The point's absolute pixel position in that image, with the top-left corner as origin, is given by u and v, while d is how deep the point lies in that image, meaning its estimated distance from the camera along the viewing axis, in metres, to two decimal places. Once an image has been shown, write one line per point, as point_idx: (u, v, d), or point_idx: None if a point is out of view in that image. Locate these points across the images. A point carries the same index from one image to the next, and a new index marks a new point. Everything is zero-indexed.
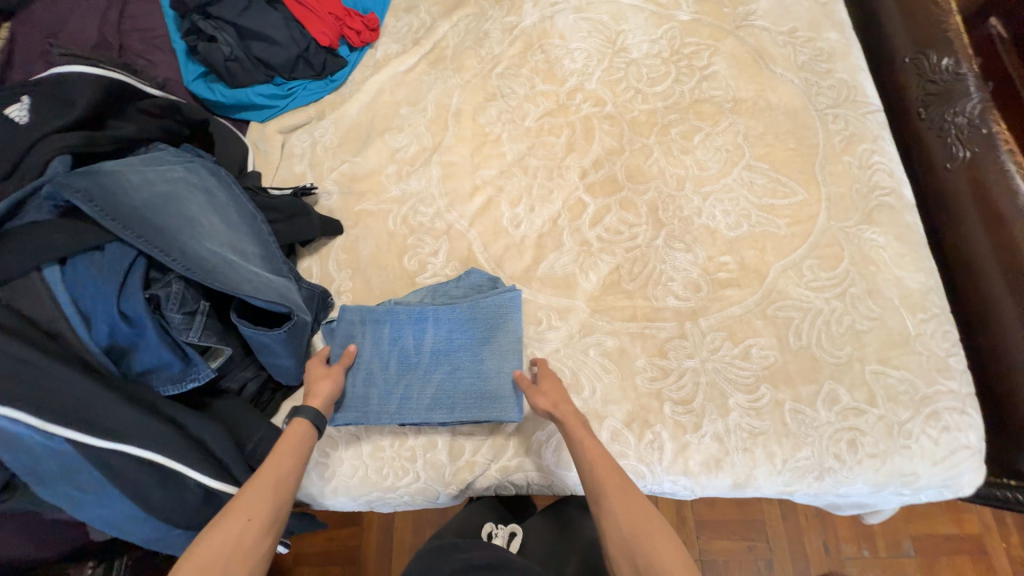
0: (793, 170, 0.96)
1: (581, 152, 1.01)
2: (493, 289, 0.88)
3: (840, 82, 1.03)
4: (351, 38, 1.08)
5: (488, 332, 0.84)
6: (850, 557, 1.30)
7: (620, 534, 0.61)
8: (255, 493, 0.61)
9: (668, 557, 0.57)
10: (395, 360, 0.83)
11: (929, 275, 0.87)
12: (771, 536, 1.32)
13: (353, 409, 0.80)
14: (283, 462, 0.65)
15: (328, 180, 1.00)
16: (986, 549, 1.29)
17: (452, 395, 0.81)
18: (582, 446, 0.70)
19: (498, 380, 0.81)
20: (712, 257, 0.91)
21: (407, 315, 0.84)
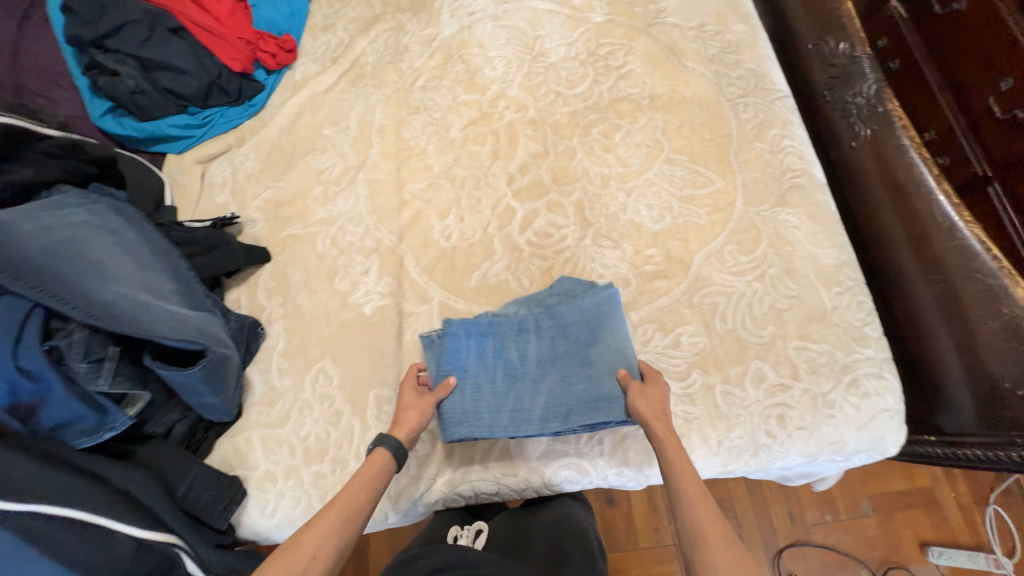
0: (710, 161, 0.99)
1: (507, 158, 1.02)
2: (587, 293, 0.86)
3: (748, 71, 1.07)
4: (266, 61, 1.07)
5: (591, 333, 0.80)
6: (814, 523, 1.35)
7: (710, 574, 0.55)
8: (320, 529, 0.59)
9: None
10: (501, 372, 0.79)
11: (842, 250, 0.92)
12: (740, 512, 1.36)
13: (464, 425, 0.75)
14: (354, 500, 0.63)
15: (252, 208, 0.97)
16: (937, 501, 1.37)
17: (565, 401, 0.76)
18: (678, 472, 0.64)
19: (610, 381, 0.76)
20: (639, 251, 0.93)
21: (509, 327, 0.82)
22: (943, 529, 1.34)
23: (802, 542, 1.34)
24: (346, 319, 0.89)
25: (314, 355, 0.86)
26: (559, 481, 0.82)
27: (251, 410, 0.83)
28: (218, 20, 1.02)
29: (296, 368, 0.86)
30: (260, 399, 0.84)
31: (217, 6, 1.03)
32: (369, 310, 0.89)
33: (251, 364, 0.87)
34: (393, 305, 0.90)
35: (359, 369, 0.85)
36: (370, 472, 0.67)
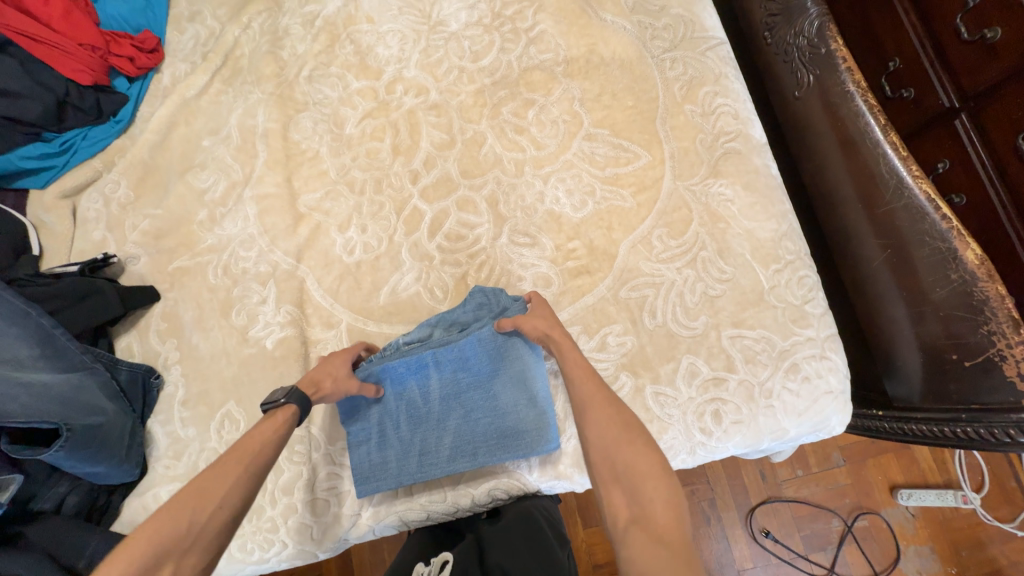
0: (634, 132, 0.88)
1: (409, 154, 0.91)
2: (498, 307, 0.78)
3: (675, 18, 0.93)
4: (124, 68, 0.93)
5: (493, 365, 0.75)
6: (787, 482, 1.25)
7: (598, 441, 0.56)
8: (224, 477, 0.54)
9: (641, 459, 0.53)
10: (404, 415, 0.76)
11: (780, 221, 0.83)
12: (710, 477, 1.25)
13: (371, 478, 0.74)
14: (261, 449, 0.59)
15: (131, 242, 0.88)
16: (908, 447, 1.27)
17: (472, 440, 0.74)
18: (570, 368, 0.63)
19: (517, 415, 0.74)
20: (560, 245, 0.84)
21: (406, 366, 0.75)
22: (914, 472, 1.25)
23: (775, 499, 1.24)
24: (246, 356, 0.82)
25: (217, 399, 0.80)
26: (490, 500, 0.78)
27: (157, 465, 0.78)
28: (50, 27, 0.87)
29: (199, 415, 0.80)
30: (165, 452, 0.79)
31: (45, 9, 0.87)
32: (271, 344, 0.82)
33: (152, 416, 0.81)
34: (296, 335, 0.82)
35: None
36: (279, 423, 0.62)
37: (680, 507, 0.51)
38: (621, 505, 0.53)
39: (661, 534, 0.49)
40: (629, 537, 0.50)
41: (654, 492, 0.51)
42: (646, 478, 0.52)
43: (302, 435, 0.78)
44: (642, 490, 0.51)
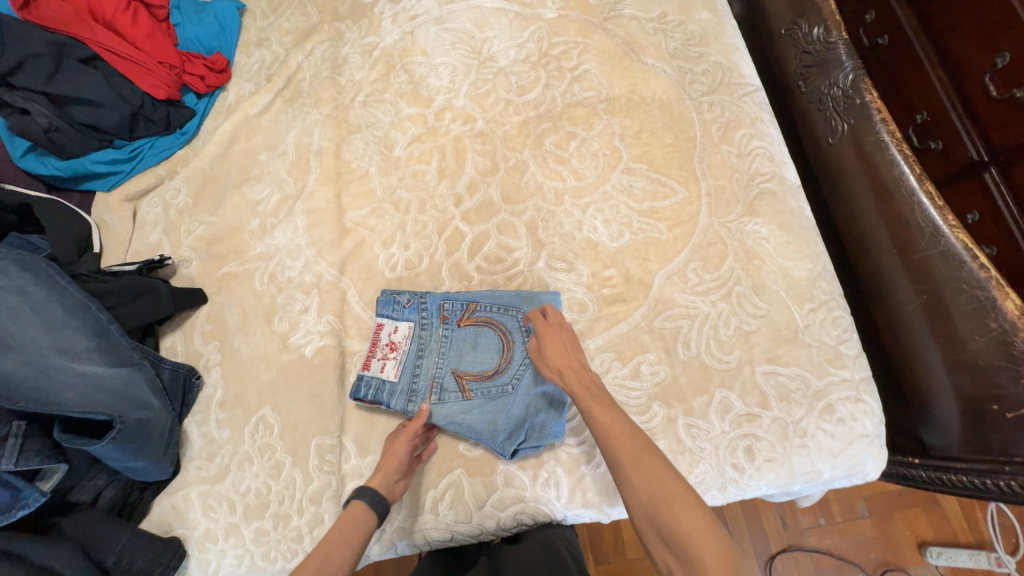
0: (672, 168, 0.91)
1: (453, 177, 0.95)
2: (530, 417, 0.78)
3: (714, 65, 0.98)
4: (195, 84, 1.00)
5: None
6: (808, 529, 1.21)
7: (642, 504, 0.55)
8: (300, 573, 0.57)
9: (688, 521, 0.52)
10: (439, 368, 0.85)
11: (815, 261, 0.84)
12: (729, 520, 1.21)
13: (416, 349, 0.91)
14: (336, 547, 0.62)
15: (185, 246, 0.92)
16: (936, 500, 1.23)
17: None
18: (595, 420, 0.62)
19: None
20: (596, 272, 0.86)
21: None
22: (943, 529, 1.20)
23: (795, 547, 1.19)
24: (285, 363, 0.84)
25: (254, 403, 0.82)
26: (515, 525, 0.77)
27: (190, 465, 0.79)
28: (135, 45, 0.96)
29: (235, 418, 0.81)
30: (199, 453, 0.80)
31: (133, 29, 0.96)
32: (309, 352, 0.84)
33: (188, 416, 0.82)
34: (334, 345, 0.84)
35: (300, 417, 0.80)
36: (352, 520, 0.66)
37: (736, 562, 0.50)
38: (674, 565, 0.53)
39: None
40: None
41: (705, 552, 0.50)
42: (696, 539, 0.51)
43: (334, 445, 0.79)
44: (692, 551, 0.51)
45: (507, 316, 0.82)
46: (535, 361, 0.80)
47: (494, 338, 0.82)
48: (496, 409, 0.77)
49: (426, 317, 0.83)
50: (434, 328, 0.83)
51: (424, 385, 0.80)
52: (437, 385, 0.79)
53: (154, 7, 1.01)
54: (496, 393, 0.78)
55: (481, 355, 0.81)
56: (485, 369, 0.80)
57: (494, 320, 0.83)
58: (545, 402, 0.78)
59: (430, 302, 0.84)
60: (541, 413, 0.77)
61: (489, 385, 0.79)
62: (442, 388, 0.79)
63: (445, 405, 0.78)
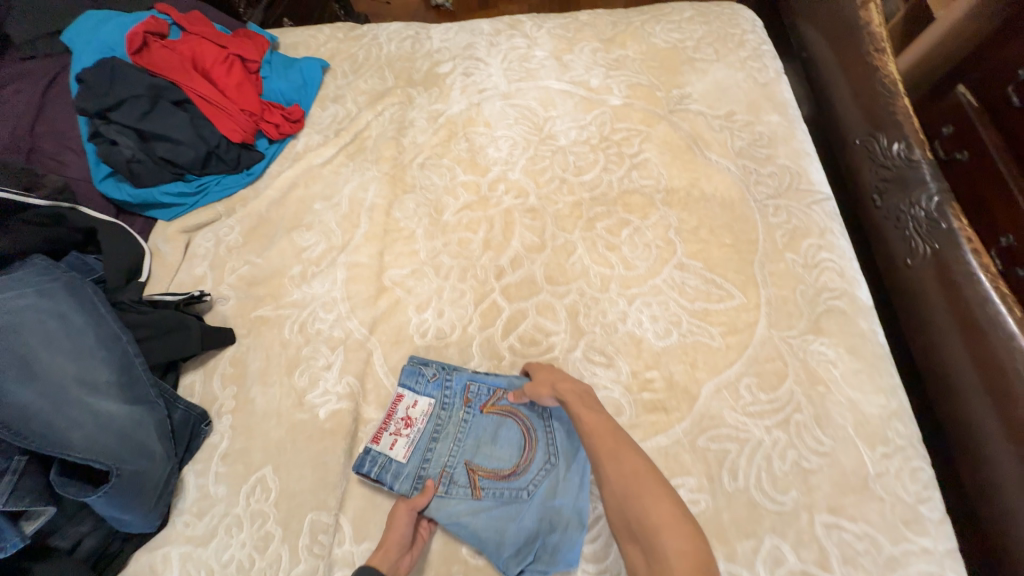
0: (729, 270, 0.86)
1: (498, 249, 0.93)
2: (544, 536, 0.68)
3: (781, 168, 0.95)
4: (269, 132, 1.05)
5: None
6: None
7: (614, 496, 0.58)
8: None
9: (655, 513, 0.53)
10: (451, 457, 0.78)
11: (890, 396, 0.74)
12: None
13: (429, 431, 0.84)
14: None
15: (226, 284, 0.93)
16: None
17: None
18: (581, 421, 0.65)
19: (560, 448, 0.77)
20: (637, 372, 0.79)
21: None
22: None
23: None
24: (297, 421, 0.80)
25: (256, 461, 0.77)
26: None
27: (177, 520, 0.74)
28: (224, 93, 1.03)
29: (235, 473, 0.77)
30: (190, 507, 0.75)
31: (226, 79, 1.03)
32: (323, 414, 0.80)
33: (189, 463, 0.78)
34: (350, 410, 0.80)
35: (300, 486, 0.75)
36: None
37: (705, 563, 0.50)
38: (640, 561, 0.54)
39: None
40: None
41: (668, 542, 0.51)
42: (659, 530, 0.52)
43: (329, 524, 0.72)
44: (656, 545, 0.51)
45: (533, 411, 0.77)
46: (557, 470, 0.72)
47: (515, 432, 0.76)
48: (505, 518, 0.69)
49: (448, 396, 0.79)
50: (455, 410, 0.78)
51: (432, 472, 0.73)
52: (447, 476, 0.73)
53: (248, 60, 1.09)
54: (507, 498, 0.70)
55: (499, 450, 0.74)
56: (500, 467, 0.73)
57: (518, 413, 0.77)
58: (560, 520, 0.69)
59: (456, 381, 0.80)
60: (554, 533, 0.68)
61: (502, 487, 0.71)
62: (451, 479, 0.73)
63: (451, 501, 0.70)
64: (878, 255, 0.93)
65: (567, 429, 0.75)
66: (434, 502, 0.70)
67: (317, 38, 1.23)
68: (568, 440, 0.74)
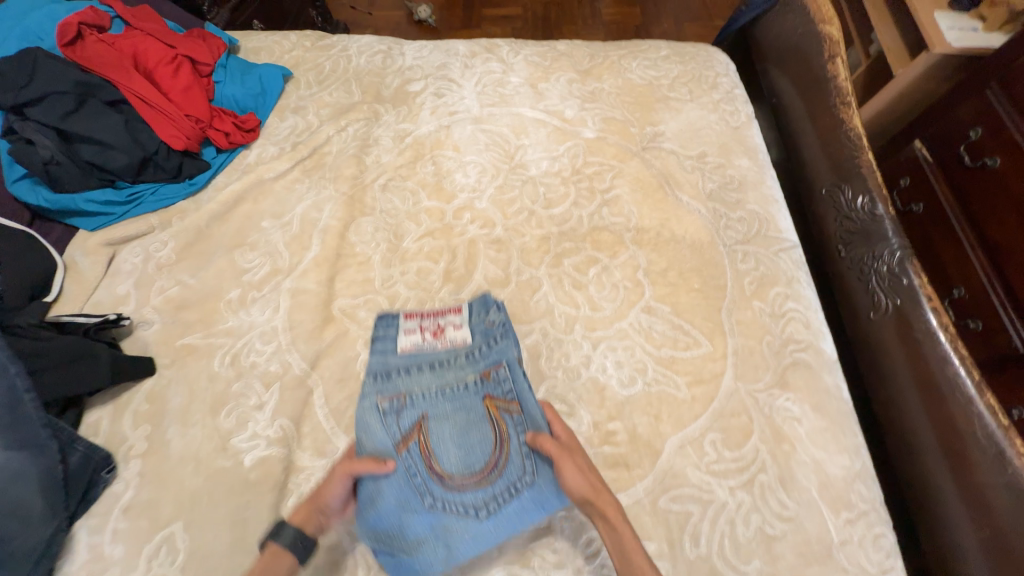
0: (697, 316, 0.83)
1: (459, 282, 0.87)
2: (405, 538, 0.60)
3: (751, 213, 0.94)
4: (218, 140, 0.97)
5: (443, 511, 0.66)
6: None
7: None
8: None
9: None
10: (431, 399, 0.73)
11: (854, 457, 0.72)
12: None
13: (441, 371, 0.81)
14: None
15: (151, 306, 0.83)
16: None
17: None
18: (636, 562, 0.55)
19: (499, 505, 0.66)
20: (599, 423, 0.75)
21: None
22: None
23: None
24: (217, 469, 0.70)
25: (164, 516, 0.67)
26: None
27: None
28: (168, 96, 0.95)
29: (137, 531, 0.66)
30: (76, 572, 0.63)
31: (171, 81, 0.95)
32: (249, 462, 0.71)
33: (82, 517, 0.67)
34: (281, 457, 0.71)
35: (213, 548, 0.65)
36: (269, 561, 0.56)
37: None
38: None
39: None
40: None
41: None
42: None
43: None
44: None
45: (516, 457, 0.66)
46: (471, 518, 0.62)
47: (482, 454, 0.66)
48: (396, 494, 0.62)
49: (479, 353, 0.74)
50: (470, 370, 0.72)
51: (398, 388, 0.70)
52: (402, 405, 0.69)
53: (199, 63, 1.01)
54: (414, 484, 0.63)
55: (459, 445, 0.66)
56: (444, 459, 0.65)
57: (504, 444, 0.67)
58: (429, 551, 0.60)
59: (498, 350, 0.73)
60: (416, 554, 0.60)
61: (426, 471, 0.64)
62: (402, 412, 0.68)
63: (382, 427, 0.66)
64: (843, 306, 0.93)
65: (526, 503, 0.63)
66: (365, 408, 0.68)
67: (281, 45, 1.17)
68: (513, 512, 0.63)
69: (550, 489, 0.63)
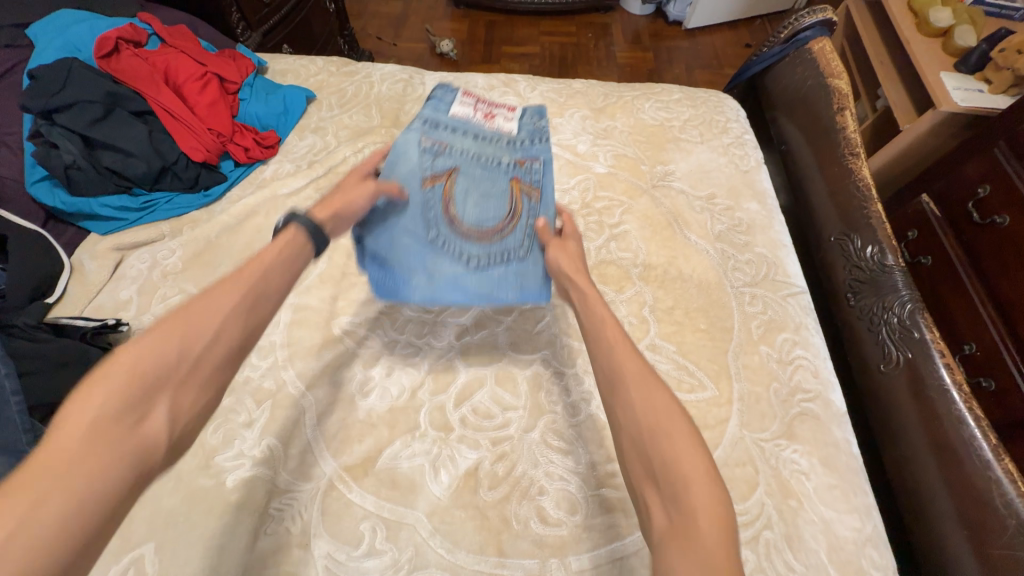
0: (702, 357, 0.81)
1: (463, 308, 0.87)
2: (406, 262, 0.72)
3: (759, 256, 0.93)
4: (237, 154, 0.99)
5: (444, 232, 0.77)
6: None
7: (632, 428, 0.47)
8: (188, 328, 0.42)
9: (686, 459, 0.43)
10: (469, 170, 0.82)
11: (864, 518, 0.69)
12: None
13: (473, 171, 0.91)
14: (266, 275, 0.49)
15: (151, 313, 0.82)
16: None
17: None
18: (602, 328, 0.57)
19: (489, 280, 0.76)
20: (597, 464, 0.72)
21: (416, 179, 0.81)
22: None
23: None
24: (197, 489, 0.67)
25: (135, 537, 0.64)
26: None
27: None
28: (194, 110, 0.97)
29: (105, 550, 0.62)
30: None
31: (199, 96, 0.98)
32: (231, 482, 0.68)
33: None
34: (265, 480, 0.69)
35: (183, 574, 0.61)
36: (283, 244, 0.54)
37: (730, 518, 0.41)
38: (654, 506, 0.44)
39: (699, 546, 0.39)
40: (664, 551, 0.41)
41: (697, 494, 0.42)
42: (687, 480, 0.42)
43: None
44: (683, 494, 0.42)
45: (518, 234, 0.74)
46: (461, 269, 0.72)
47: (492, 219, 0.74)
48: (412, 225, 0.72)
49: (517, 145, 0.79)
50: (507, 152, 0.78)
51: (440, 137, 0.77)
52: (441, 150, 0.76)
53: (227, 80, 1.05)
54: (427, 215, 0.73)
55: (475, 207, 0.74)
56: (457, 205, 0.74)
57: (512, 219, 0.75)
58: (418, 278, 0.72)
59: (538, 148, 0.80)
60: (405, 277, 0.72)
61: (442, 209, 0.74)
62: (439, 155, 0.75)
63: (415, 158, 0.74)
64: (850, 356, 0.91)
65: (512, 278, 0.73)
66: (404, 140, 0.76)
67: (307, 68, 1.21)
68: (497, 279, 0.72)
69: (536, 276, 0.73)
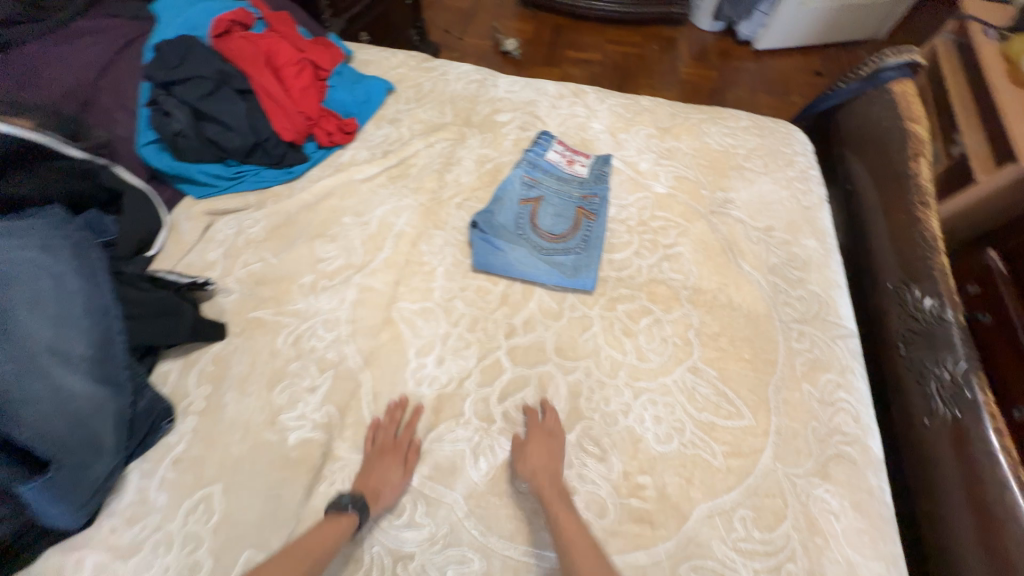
0: (743, 387, 0.83)
1: (514, 308, 0.91)
2: (495, 248, 0.95)
3: (811, 294, 0.94)
4: (320, 137, 1.06)
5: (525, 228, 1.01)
6: None
7: None
8: None
9: None
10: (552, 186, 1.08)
11: (892, 566, 0.69)
12: None
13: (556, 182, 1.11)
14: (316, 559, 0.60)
15: (233, 276, 0.90)
16: None
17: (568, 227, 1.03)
18: (559, 521, 0.65)
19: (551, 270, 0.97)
20: (629, 474, 0.75)
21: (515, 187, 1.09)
22: None
23: None
24: (262, 441, 0.74)
25: (208, 475, 0.71)
26: None
27: (106, 521, 0.67)
28: (288, 93, 1.05)
29: (182, 483, 0.71)
30: (123, 510, 0.68)
31: (293, 80, 1.06)
32: (293, 439, 0.75)
33: (137, 460, 0.72)
34: (321, 442, 0.75)
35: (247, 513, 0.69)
36: (335, 527, 0.64)
37: None
38: None
39: None
40: None
41: None
42: None
43: None
44: None
45: (579, 237, 0.99)
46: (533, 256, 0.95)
47: (561, 229, 1.00)
48: (504, 223, 0.99)
49: (587, 184, 1.07)
50: (580, 187, 1.06)
51: (537, 175, 1.06)
52: (535, 182, 1.05)
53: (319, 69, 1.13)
54: (517, 220, 1.00)
55: (552, 219, 1.01)
56: (541, 217, 1.01)
57: (575, 229, 1.00)
58: (500, 255, 0.94)
59: (600, 187, 1.06)
60: (493, 252, 0.94)
61: (529, 219, 1.01)
62: (534, 187, 1.05)
63: (517, 185, 1.04)
64: (894, 405, 0.91)
65: (569, 267, 0.95)
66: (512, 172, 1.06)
67: (389, 61, 1.27)
68: (558, 266, 0.95)
69: (587, 269, 0.94)
